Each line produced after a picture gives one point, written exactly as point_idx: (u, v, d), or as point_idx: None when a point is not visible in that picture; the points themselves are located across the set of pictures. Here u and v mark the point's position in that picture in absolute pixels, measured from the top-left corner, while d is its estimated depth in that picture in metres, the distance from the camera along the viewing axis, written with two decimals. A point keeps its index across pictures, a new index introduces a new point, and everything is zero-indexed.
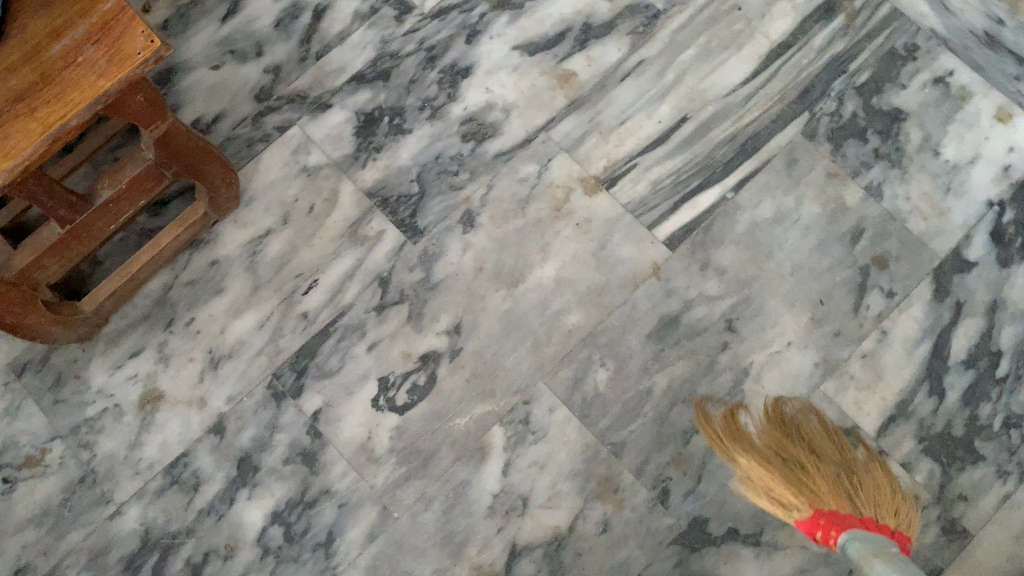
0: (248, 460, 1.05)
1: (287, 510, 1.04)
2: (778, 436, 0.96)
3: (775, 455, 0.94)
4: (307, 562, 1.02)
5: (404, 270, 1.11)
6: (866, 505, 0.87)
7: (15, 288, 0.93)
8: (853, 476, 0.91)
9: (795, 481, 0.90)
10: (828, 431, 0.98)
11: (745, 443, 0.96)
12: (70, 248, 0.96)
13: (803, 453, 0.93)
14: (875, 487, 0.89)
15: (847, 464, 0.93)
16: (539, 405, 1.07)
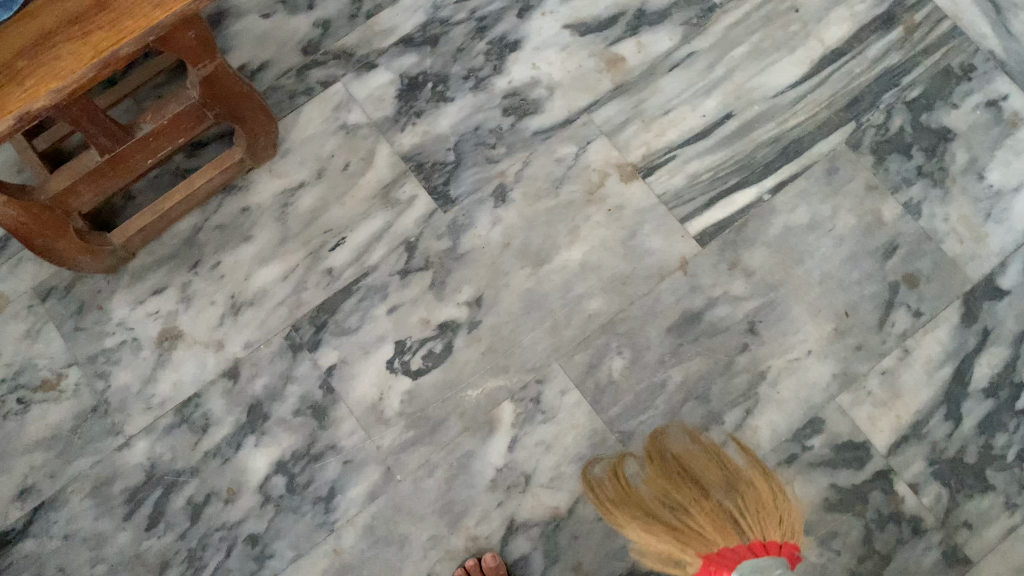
0: (259, 408, 1.06)
1: (291, 461, 1.05)
2: (660, 484, 0.93)
3: (662, 508, 0.91)
4: (306, 514, 1.03)
5: (431, 237, 1.11)
6: (749, 529, 0.84)
7: (49, 212, 0.94)
8: (735, 500, 0.88)
9: (682, 533, 0.87)
10: (707, 458, 0.95)
11: (634, 507, 0.92)
12: (107, 178, 0.97)
13: (683, 495, 0.90)
14: (757, 502, 0.87)
15: (731, 488, 0.90)
16: (551, 386, 1.07)
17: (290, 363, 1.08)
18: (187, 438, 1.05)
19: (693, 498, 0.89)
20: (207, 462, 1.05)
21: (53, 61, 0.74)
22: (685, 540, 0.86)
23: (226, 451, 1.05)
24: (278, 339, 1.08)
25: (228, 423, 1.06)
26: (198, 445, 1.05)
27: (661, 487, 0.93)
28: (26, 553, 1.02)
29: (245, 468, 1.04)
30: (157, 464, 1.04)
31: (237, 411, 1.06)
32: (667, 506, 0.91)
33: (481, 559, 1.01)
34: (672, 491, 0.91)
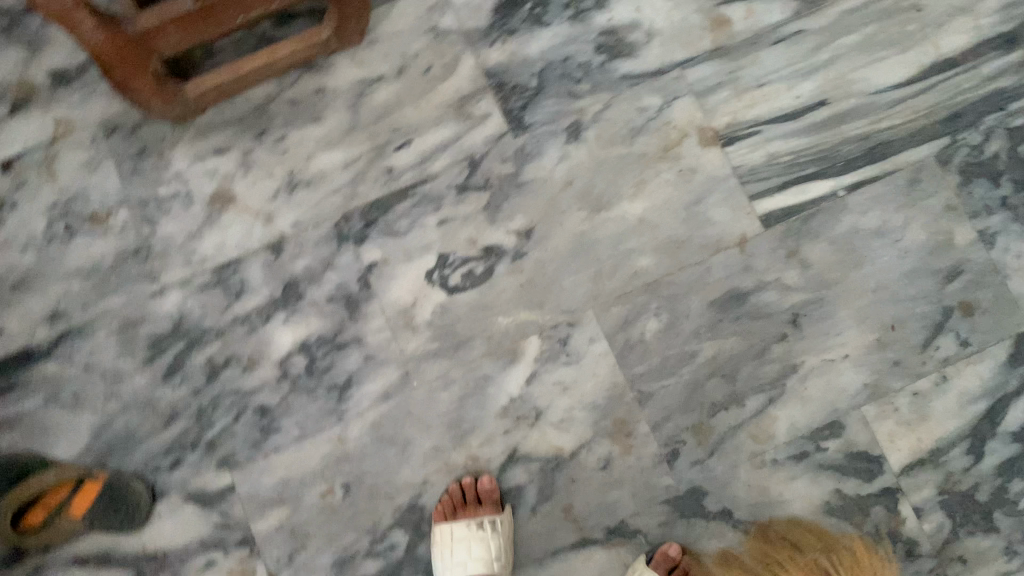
0: (295, 287, 1.07)
1: (316, 345, 1.05)
2: (751, 542, 1.00)
3: (752, 562, 0.99)
4: (319, 399, 1.04)
5: (497, 159, 1.09)
6: None
7: (132, 45, 0.93)
8: (834, 561, 0.98)
9: None
10: (802, 524, 1.01)
11: None
12: (195, 26, 0.96)
13: (777, 553, 0.99)
14: (861, 567, 0.97)
15: (823, 551, 1.00)
16: (582, 332, 1.05)
17: (333, 251, 1.08)
18: (219, 300, 1.06)
19: (784, 558, 0.99)
20: (234, 327, 1.05)
21: None
22: None
23: (254, 321, 1.06)
24: (327, 225, 1.08)
25: (262, 295, 1.06)
26: (228, 309, 1.06)
27: (753, 546, 1.00)
28: (46, 374, 1.04)
29: (269, 342, 1.05)
30: (185, 318, 1.05)
31: (273, 285, 1.07)
32: (760, 562, 0.99)
33: (477, 479, 1.02)
34: (770, 552, 0.99)
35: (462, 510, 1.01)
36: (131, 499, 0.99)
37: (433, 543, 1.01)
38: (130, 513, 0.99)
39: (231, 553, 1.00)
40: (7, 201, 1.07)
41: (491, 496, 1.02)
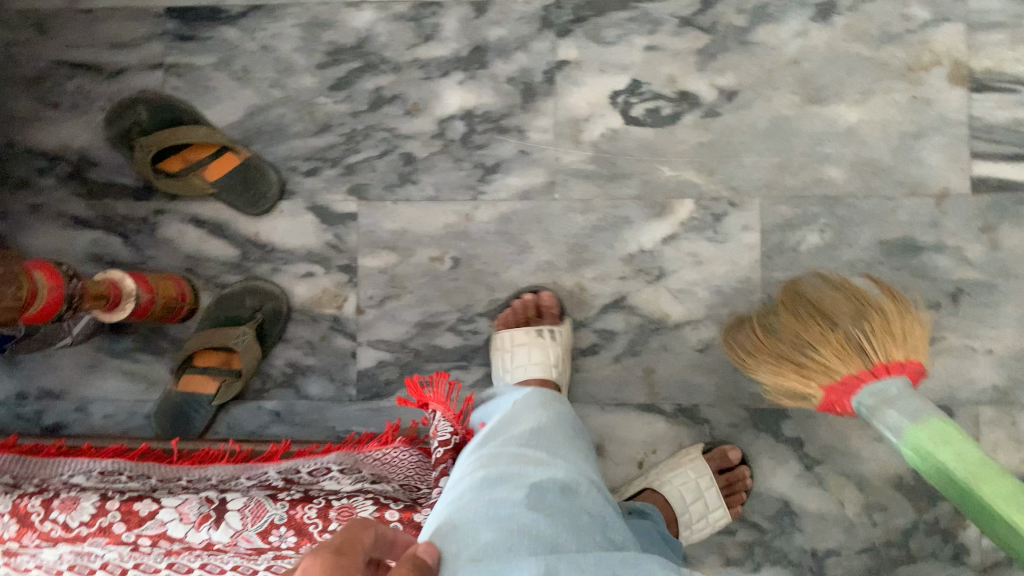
0: (483, 53, 1.02)
1: (479, 118, 1.02)
2: (789, 323, 0.89)
3: (792, 346, 0.88)
4: (463, 170, 1.02)
5: (733, 7, 1.00)
6: (875, 355, 0.82)
7: None
8: (868, 328, 0.84)
9: (804, 369, 0.86)
10: (843, 293, 0.89)
11: (773, 350, 0.89)
12: None
13: (812, 330, 0.87)
14: (890, 331, 0.83)
15: (860, 315, 0.86)
16: (739, 215, 1.00)
17: (533, 33, 1.02)
18: (407, 36, 1.02)
19: (823, 330, 0.86)
20: (410, 68, 1.02)
21: None
22: (809, 376, 0.85)
23: (432, 70, 1.02)
24: (537, 5, 1.01)
25: (448, 48, 1.02)
26: (412, 48, 1.02)
27: (793, 324, 0.89)
28: (224, 38, 1.03)
29: (438, 96, 1.02)
30: (370, 40, 1.02)
31: (462, 43, 1.02)
32: (794, 340, 0.88)
33: (538, 295, 0.99)
34: (802, 332, 0.87)
35: (525, 322, 0.98)
36: (263, 186, 1.01)
37: (493, 351, 0.98)
38: (256, 198, 1.01)
39: (331, 274, 1.02)
40: None
41: (551, 308, 0.98)
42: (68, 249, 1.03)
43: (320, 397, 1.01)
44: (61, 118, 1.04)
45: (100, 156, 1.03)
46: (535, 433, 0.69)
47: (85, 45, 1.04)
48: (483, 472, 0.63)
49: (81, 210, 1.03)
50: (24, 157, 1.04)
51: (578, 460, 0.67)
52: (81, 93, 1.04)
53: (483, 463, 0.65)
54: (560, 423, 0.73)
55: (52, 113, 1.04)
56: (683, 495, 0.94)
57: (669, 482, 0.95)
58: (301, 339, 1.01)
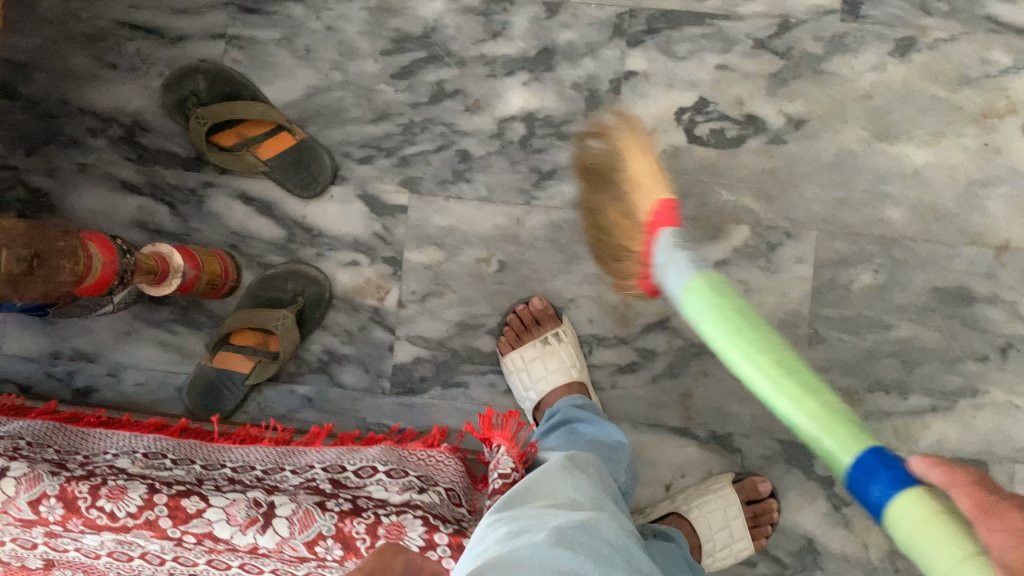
0: (550, 56, 1.00)
1: (540, 122, 1.00)
2: (615, 216, 0.90)
3: (622, 233, 0.89)
4: (518, 173, 1.01)
5: (810, 34, 0.98)
6: (641, 214, 0.84)
7: None
8: (630, 183, 0.86)
9: (625, 254, 0.88)
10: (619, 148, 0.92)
11: (614, 238, 0.92)
12: None
13: (625, 206, 0.88)
14: (639, 172, 0.85)
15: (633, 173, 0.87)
16: (794, 247, 0.98)
17: (603, 40, 1.00)
18: (475, 30, 1.00)
19: (627, 210, 0.88)
20: (475, 64, 1.00)
21: None
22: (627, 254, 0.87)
23: (497, 68, 1.00)
24: (610, 12, 0.99)
25: (515, 47, 1.00)
26: (479, 44, 1.00)
27: (615, 212, 0.90)
28: (290, 15, 1.01)
29: (500, 96, 1.01)
30: (437, 31, 1.01)
31: (530, 43, 1.00)
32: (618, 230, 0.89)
33: (529, 304, 0.99)
34: (623, 224, 0.88)
35: (526, 334, 0.97)
36: (316, 168, 1.00)
37: (507, 370, 0.97)
38: (307, 180, 1.00)
39: (376, 265, 1.01)
40: None
41: (547, 313, 0.98)
42: (113, 213, 1.02)
43: (353, 387, 1.01)
44: (117, 80, 1.03)
45: (153, 122, 1.02)
46: (557, 481, 0.63)
47: (147, 7, 1.02)
48: (503, 527, 0.57)
49: (129, 175, 1.02)
50: (76, 115, 1.03)
51: (605, 506, 0.62)
52: (140, 56, 1.03)
53: (504, 517, 0.58)
54: (584, 467, 0.68)
55: (109, 73, 1.03)
56: (708, 523, 0.94)
57: (695, 507, 0.94)
58: (340, 327, 1.01)
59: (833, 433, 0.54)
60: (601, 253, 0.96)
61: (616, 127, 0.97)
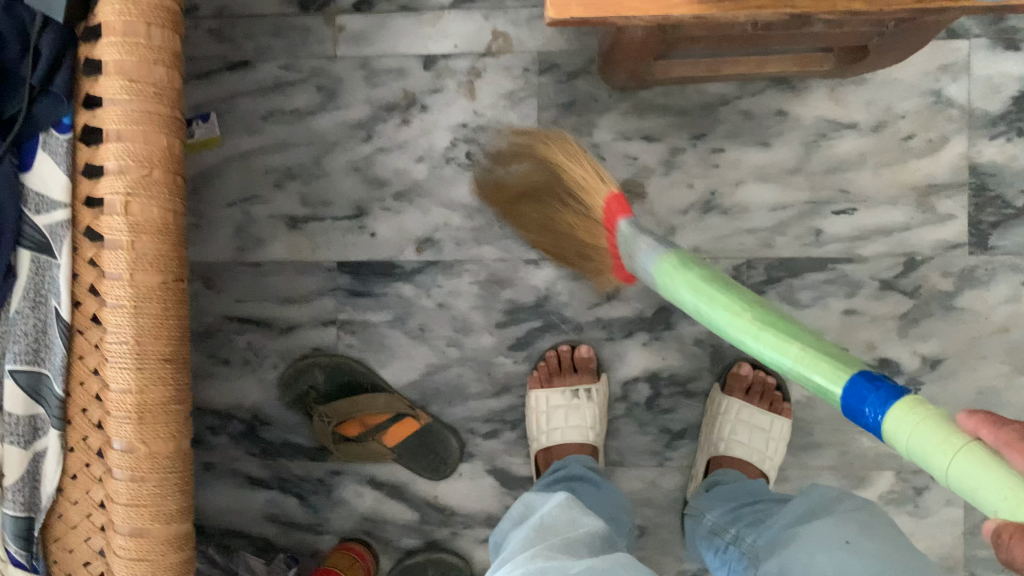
0: (668, 313, 0.97)
1: (665, 381, 0.98)
2: (534, 192, 0.91)
3: (547, 218, 0.91)
4: (648, 435, 0.99)
5: (937, 271, 0.95)
6: (575, 226, 0.87)
7: (655, 47, 0.80)
8: (567, 194, 0.87)
9: (552, 225, 0.90)
10: (540, 186, 0.90)
11: (519, 207, 0.94)
12: (730, 45, 0.80)
13: (564, 212, 0.88)
14: (575, 216, 0.87)
15: (565, 192, 0.87)
16: (940, 490, 0.96)
17: None
18: (590, 295, 0.98)
19: (555, 189, 0.88)
20: (593, 328, 0.99)
21: None
22: (563, 233, 0.90)
23: (615, 331, 0.98)
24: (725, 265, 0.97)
25: (631, 309, 0.98)
26: (594, 308, 0.98)
27: (546, 224, 0.92)
28: (400, 295, 1.00)
29: (620, 358, 0.99)
30: (550, 298, 0.99)
31: (647, 302, 0.98)
32: (547, 224, 0.91)
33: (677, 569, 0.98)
34: (557, 216, 0.89)
35: None
36: (444, 449, 0.99)
37: None
38: (436, 462, 0.99)
39: None
40: (419, 102, 0.99)
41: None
42: (244, 508, 1.03)
43: None
44: (232, 375, 1.02)
45: (273, 414, 1.02)
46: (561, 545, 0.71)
47: (254, 299, 1.02)
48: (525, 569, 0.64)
49: (254, 470, 1.03)
50: (196, 414, 1.03)
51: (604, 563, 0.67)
52: (251, 349, 1.02)
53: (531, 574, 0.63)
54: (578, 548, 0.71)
55: (223, 369, 1.02)
56: (742, 442, 0.95)
57: (771, 463, 0.95)
58: None
59: (820, 368, 0.55)
60: (555, 230, 0.91)
61: (527, 143, 0.91)
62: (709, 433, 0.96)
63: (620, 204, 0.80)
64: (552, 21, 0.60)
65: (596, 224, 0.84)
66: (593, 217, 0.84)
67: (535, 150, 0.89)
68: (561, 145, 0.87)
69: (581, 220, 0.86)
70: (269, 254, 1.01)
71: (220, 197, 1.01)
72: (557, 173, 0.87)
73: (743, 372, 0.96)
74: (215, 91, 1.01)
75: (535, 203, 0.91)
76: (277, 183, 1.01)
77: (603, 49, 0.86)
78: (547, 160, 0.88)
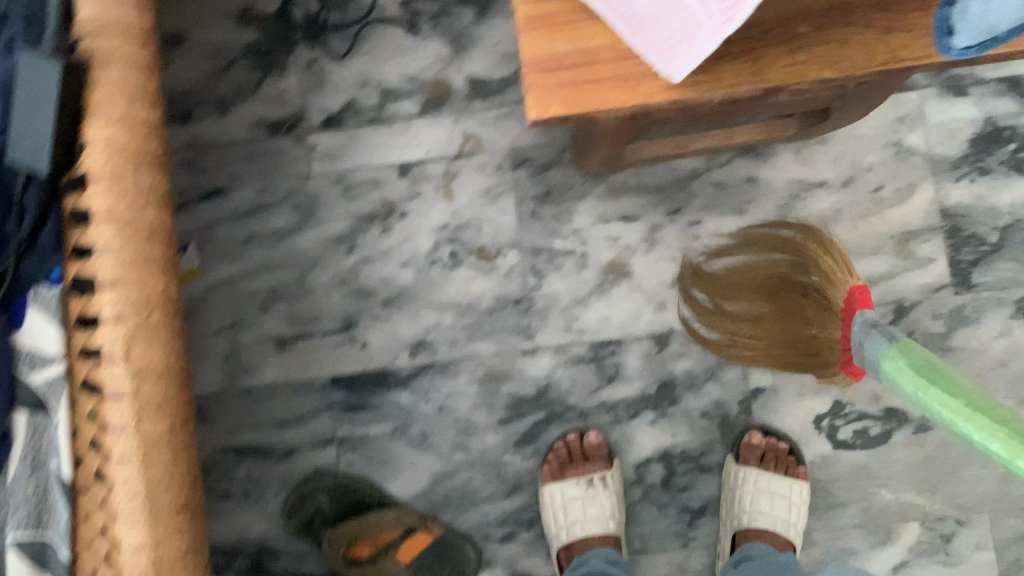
0: (671, 389, 0.97)
1: (677, 458, 0.97)
2: (752, 288, 0.93)
3: (762, 302, 0.92)
4: (668, 516, 0.97)
5: (928, 314, 0.96)
6: (812, 320, 0.86)
7: (628, 130, 0.81)
8: (808, 291, 0.88)
9: (784, 311, 0.90)
10: (765, 290, 0.92)
11: (737, 285, 0.94)
12: (700, 122, 0.82)
13: (787, 298, 0.90)
14: (791, 322, 0.89)
15: (803, 287, 0.89)
16: (969, 534, 0.95)
17: (722, 362, 0.97)
18: (591, 380, 0.97)
19: (783, 291, 0.90)
20: (598, 413, 0.98)
21: (789, 59, 0.59)
22: (784, 310, 0.90)
23: (621, 412, 0.97)
24: None
25: (635, 388, 0.97)
26: (597, 392, 0.97)
27: (756, 296, 0.93)
28: (399, 403, 0.98)
29: (630, 439, 0.97)
30: (551, 387, 0.98)
31: (649, 380, 0.97)
32: (765, 302, 0.91)
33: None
34: (781, 296, 0.90)
35: None
36: (461, 560, 0.94)
37: None
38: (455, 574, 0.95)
39: None
40: (397, 209, 0.99)
41: None
42: None
43: None
44: (233, 509, 0.98)
45: (281, 545, 0.98)
46: None
47: (249, 426, 0.99)
48: None
49: None
50: None
51: None
52: (251, 479, 0.98)
53: None
54: None
55: (222, 503, 0.98)
56: (764, 512, 0.94)
57: (796, 530, 0.94)
58: None
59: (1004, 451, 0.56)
60: (749, 286, 0.94)
61: (753, 237, 0.96)
62: (731, 507, 0.94)
63: (863, 297, 0.80)
64: (533, 122, 0.60)
65: (826, 317, 0.84)
66: (830, 311, 0.84)
67: (778, 265, 0.93)
68: (756, 239, 0.96)
69: (819, 312, 0.85)
70: (260, 378, 0.99)
71: (205, 326, 0.99)
72: (804, 256, 0.90)
73: (754, 442, 0.95)
74: (192, 222, 1.00)
75: (738, 284, 0.94)
76: (263, 305, 0.99)
77: (575, 139, 0.88)
78: (801, 253, 0.91)
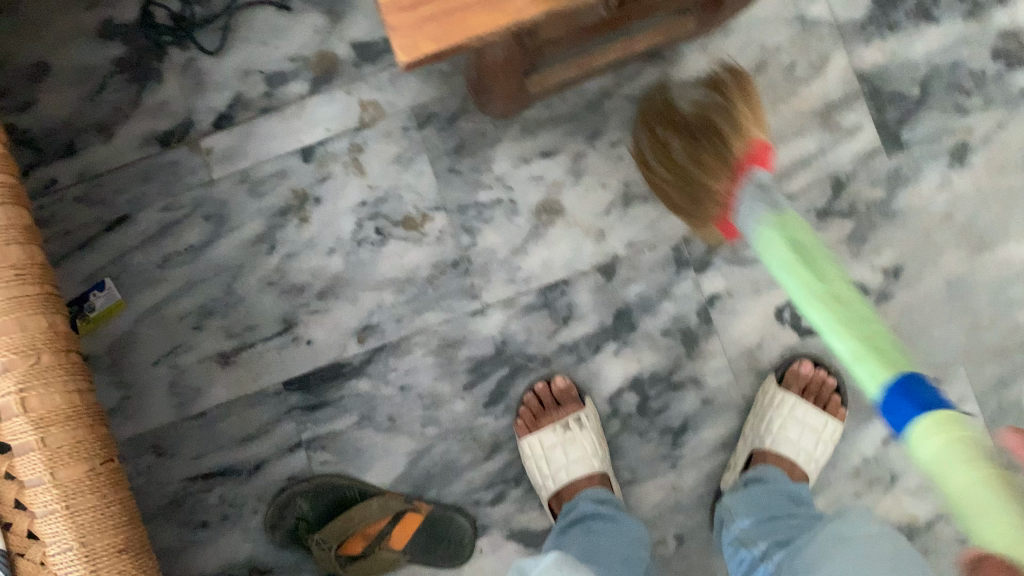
0: (628, 316, 0.95)
1: (649, 382, 0.95)
2: (673, 114, 0.88)
3: (676, 129, 0.86)
4: (652, 441, 0.95)
5: (866, 182, 0.94)
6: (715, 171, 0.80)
7: (524, 58, 0.78)
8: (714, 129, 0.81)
9: (692, 144, 0.83)
10: (693, 118, 0.85)
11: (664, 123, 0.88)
12: (595, 33, 0.79)
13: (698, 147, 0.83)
14: (695, 155, 0.83)
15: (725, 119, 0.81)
16: (949, 390, 0.94)
17: (672, 277, 0.95)
18: (546, 325, 0.95)
19: (695, 136, 0.83)
20: (560, 356, 0.95)
21: None
22: (689, 143, 0.84)
23: (583, 350, 0.95)
24: (665, 248, 0.95)
25: (592, 323, 0.95)
26: (555, 336, 0.95)
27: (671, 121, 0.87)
28: (358, 392, 0.95)
29: (598, 375, 0.95)
30: (508, 341, 0.95)
31: (605, 312, 0.95)
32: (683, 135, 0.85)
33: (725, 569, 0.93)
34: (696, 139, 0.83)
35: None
36: (456, 531, 0.93)
37: None
38: (453, 548, 0.93)
39: None
40: (311, 196, 0.95)
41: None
42: None
43: None
44: (214, 536, 0.95)
45: (273, 560, 0.95)
46: None
47: (211, 450, 0.95)
48: None
49: None
50: None
51: None
52: (225, 502, 0.95)
53: None
54: None
55: (202, 533, 0.95)
56: (790, 441, 0.93)
57: (816, 465, 0.93)
58: None
59: (864, 363, 0.61)
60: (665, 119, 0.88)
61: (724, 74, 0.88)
62: (757, 426, 0.93)
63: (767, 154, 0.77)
64: (406, 66, 0.57)
65: (719, 167, 0.79)
66: (727, 163, 0.79)
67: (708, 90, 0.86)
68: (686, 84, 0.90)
69: (716, 161, 0.80)
70: (212, 400, 0.95)
71: (141, 359, 0.95)
72: (738, 114, 0.81)
73: (801, 371, 0.94)
74: (102, 256, 0.95)
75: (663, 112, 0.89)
76: (196, 325, 0.95)
77: (474, 81, 0.84)
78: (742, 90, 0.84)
